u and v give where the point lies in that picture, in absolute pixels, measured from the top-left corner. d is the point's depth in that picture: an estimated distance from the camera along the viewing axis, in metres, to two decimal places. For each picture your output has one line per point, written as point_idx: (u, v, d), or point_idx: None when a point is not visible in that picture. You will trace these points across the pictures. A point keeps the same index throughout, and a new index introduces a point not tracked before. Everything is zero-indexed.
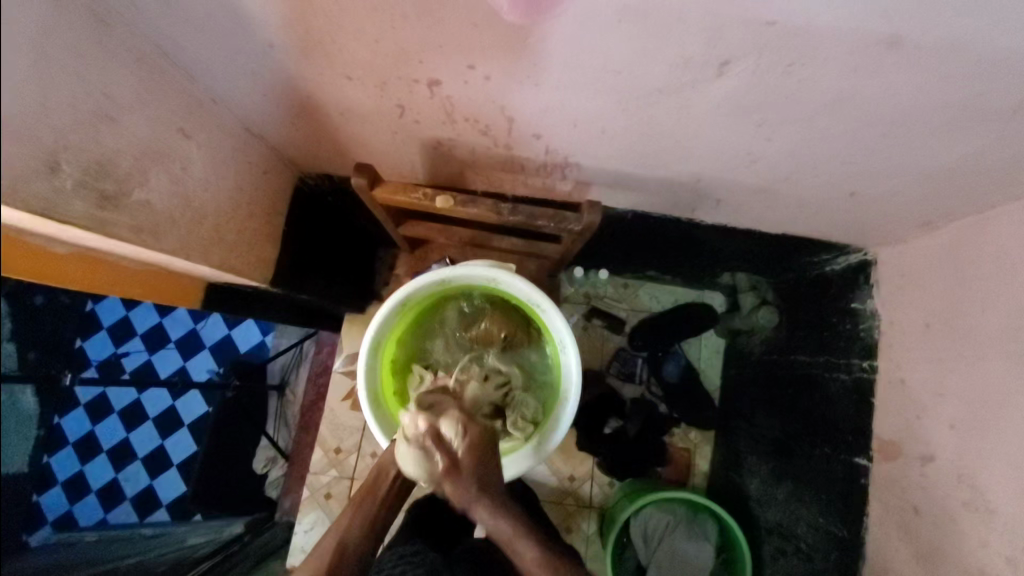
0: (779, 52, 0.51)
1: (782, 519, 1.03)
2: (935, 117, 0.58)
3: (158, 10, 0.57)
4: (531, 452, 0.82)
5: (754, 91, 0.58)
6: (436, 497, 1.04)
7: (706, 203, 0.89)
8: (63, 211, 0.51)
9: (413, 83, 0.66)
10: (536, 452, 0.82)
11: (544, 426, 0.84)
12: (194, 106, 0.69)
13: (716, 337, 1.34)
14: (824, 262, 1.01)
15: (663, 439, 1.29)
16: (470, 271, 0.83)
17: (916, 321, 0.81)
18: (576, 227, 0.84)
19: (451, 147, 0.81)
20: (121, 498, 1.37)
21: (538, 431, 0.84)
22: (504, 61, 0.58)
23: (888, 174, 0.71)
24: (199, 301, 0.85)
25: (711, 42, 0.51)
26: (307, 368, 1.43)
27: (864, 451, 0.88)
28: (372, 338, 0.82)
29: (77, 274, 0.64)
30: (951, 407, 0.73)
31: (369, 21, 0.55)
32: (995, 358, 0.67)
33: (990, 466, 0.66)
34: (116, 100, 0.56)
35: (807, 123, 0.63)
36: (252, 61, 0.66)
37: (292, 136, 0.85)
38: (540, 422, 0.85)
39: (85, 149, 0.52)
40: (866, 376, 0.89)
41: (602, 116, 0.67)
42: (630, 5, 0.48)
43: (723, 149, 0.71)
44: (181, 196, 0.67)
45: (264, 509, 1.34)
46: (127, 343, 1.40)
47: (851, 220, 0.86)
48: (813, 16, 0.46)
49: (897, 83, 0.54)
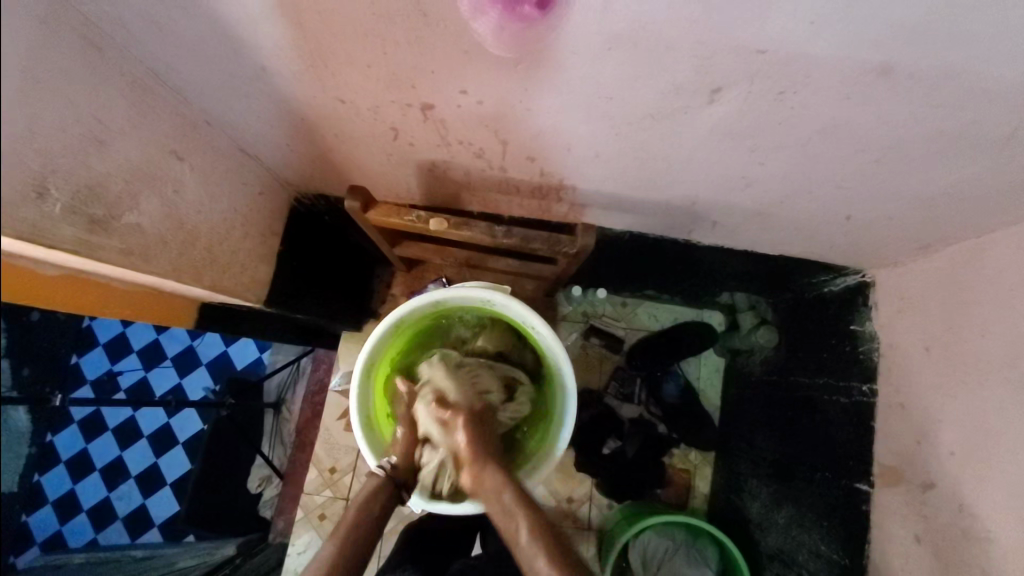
0: (770, 79, 0.51)
1: (783, 545, 1.01)
2: (926, 145, 0.58)
3: (152, 34, 0.58)
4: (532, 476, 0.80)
5: (748, 117, 0.58)
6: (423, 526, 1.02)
7: (702, 224, 0.89)
8: (52, 237, 0.50)
9: (406, 107, 0.66)
10: (552, 455, 0.80)
11: (557, 433, 0.82)
12: (188, 129, 0.70)
13: (716, 357, 1.33)
14: (822, 283, 1.00)
15: (663, 460, 1.27)
16: (462, 292, 0.82)
17: (916, 344, 0.80)
18: (570, 250, 0.84)
19: (446, 168, 0.81)
20: (111, 518, 1.36)
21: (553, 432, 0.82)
22: (494, 88, 0.59)
23: (883, 199, 0.71)
24: (192, 321, 0.84)
25: (703, 69, 0.51)
26: (303, 387, 1.41)
27: (865, 477, 0.87)
28: (364, 363, 0.80)
29: (66, 296, 0.63)
30: (952, 434, 0.72)
31: (361, 47, 0.55)
32: (993, 385, 0.66)
33: (990, 495, 0.65)
34: (107, 124, 0.56)
35: (799, 149, 0.62)
36: (246, 83, 0.66)
37: (287, 158, 0.85)
38: (551, 425, 0.84)
39: (73, 173, 0.52)
40: (866, 400, 0.88)
41: (596, 141, 0.67)
42: (620, 34, 0.48)
43: (716, 174, 0.71)
44: (174, 218, 0.67)
45: (257, 531, 1.32)
46: (124, 360, 1.40)
47: (849, 243, 0.85)
48: (803, 44, 0.46)
49: (887, 110, 0.54)
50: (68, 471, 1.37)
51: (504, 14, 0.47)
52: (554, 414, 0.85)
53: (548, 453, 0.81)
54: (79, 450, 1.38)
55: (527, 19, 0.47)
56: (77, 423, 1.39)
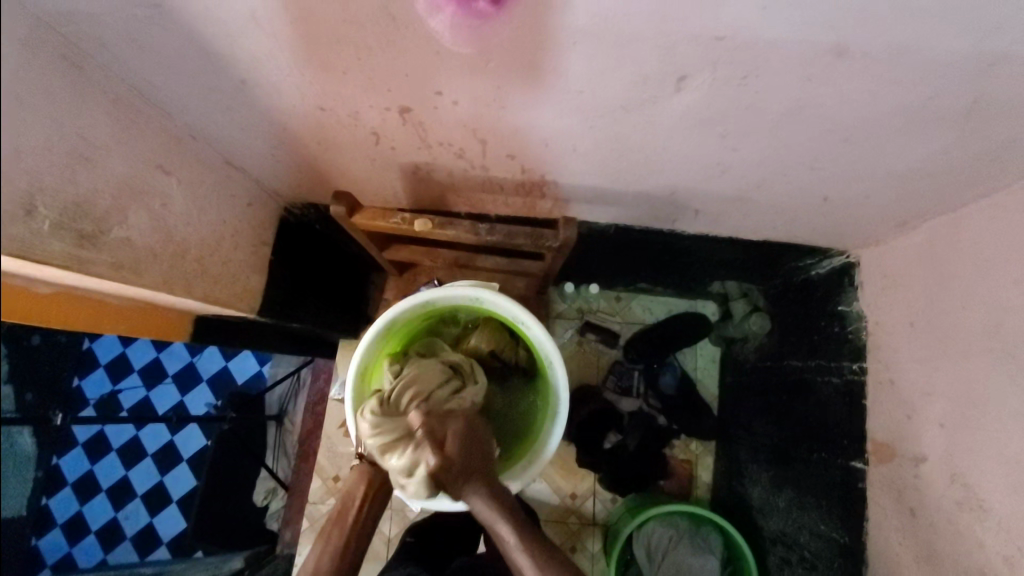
0: (732, 65, 0.53)
1: (785, 528, 1.02)
2: (893, 121, 0.59)
3: (134, 54, 0.59)
4: (520, 476, 0.81)
5: (715, 104, 0.59)
6: (423, 529, 1.05)
7: (685, 214, 0.90)
8: (41, 252, 0.52)
9: (385, 111, 0.67)
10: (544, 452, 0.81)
11: (548, 431, 0.83)
12: (173, 144, 0.71)
13: (711, 346, 1.34)
14: (809, 266, 1.01)
15: (664, 451, 1.28)
16: (451, 292, 0.84)
17: (900, 320, 0.81)
18: (554, 244, 0.85)
19: (429, 171, 0.83)
20: (121, 538, 1.37)
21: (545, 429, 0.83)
22: (469, 87, 0.60)
23: (858, 178, 0.72)
24: (186, 334, 0.85)
25: (666, 58, 0.53)
26: (303, 398, 1.41)
27: (860, 455, 0.87)
28: (358, 368, 0.81)
29: (60, 313, 0.64)
30: (939, 406, 0.73)
31: (336, 53, 0.57)
32: (976, 355, 0.67)
33: (980, 464, 0.66)
34: (91, 141, 0.57)
35: (771, 132, 0.64)
36: (227, 96, 0.67)
37: (273, 168, 0.87)
38: (544, 421, 0.85)
39: (62, 191, 0.53)
40: (856, 378, 0.89)
41: (572, 135, 0.68)
42: (582, 27, 0.49)
43: (693, 162, 0.72)
44: (163, 231, 0.68)
45: (265, 543, 1.33)
46: (125, 379, 1.41)
47: (830, 224, 0.86)
48: (760, 29, 0.48)
49: (852, 89, 0.55)
50: (76, 492, 1.38)
51: (461, 12, 0.49)
52: (545, 414, 0.86)
53: (540, 451, 0.82)
54: (84, 472, 1.40)
55: (484, 16, 0.48)
56: (83, 444, 1.40)
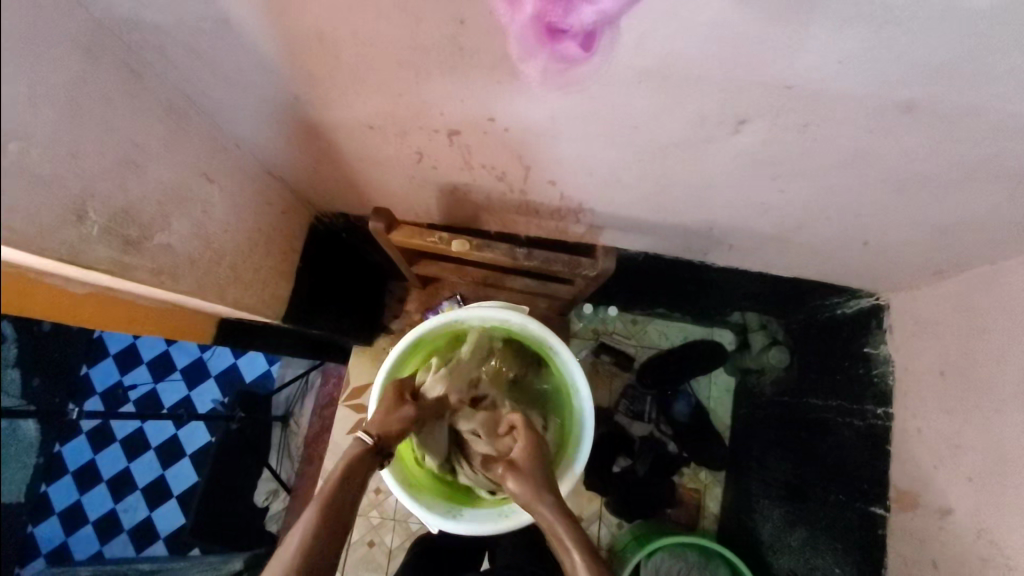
0: (796, 113, 0.53)
1: (795, 568, 1.00)
2: (948, 174, 0.58)
3: (190, 63, 0.59)
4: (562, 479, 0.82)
5: (770, 147, 0.59)
6: (429, 546, 1.03)
7: (718, 248, 0.90)
8: (87, 258, 0.51)
9: (433, 133, 0.67)
10: (581, 442, 0.83)
11: (575, 451, 0.83)
12: (218, 151, 0.71)
13: (726, 376, 1.33)
14: (835, 305, 1.01)
15: (673, 479, 1.27)
16: (482, 311, 0.84)
17: (932, 369, 0.80)
18: (589, 273, 0.85)
19: (467, 191, 0.83)
20: (118, 530, 1.36)
21: (575, 422, 0.85)
22: (521, 115, 0.60)
23: (899, 226, 0.72)
24: (209, 338, 0.84)
25: (729, 103, 0.53)
26: (312, 400, 1.38)
27: (881, 502, 0.86)
28: (384, 379, 0.83)
29: (96, 314, 0.64)
30: (969, 459, 0.72)
31: (394, 77, 0.57)
32: (1010, 412, 0.66)
33: (1007, 524, 0.65)
34: (144, 148, 0.57)
35: (820, 177, 0.63)
36: (276, 108, 0.67)
37: (309, 177, 0.87)
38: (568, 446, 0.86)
39: (112, 197, 0.53)
40: (880, 423, 0.88)
41: (618, 166, 0.68)
42: (650, 69, 0.49)
43: (736, 199, 0.72)
44: (203, 239, 0.67)
45: (264, 544, 1.27)
46: (134, 371, 1.40)
47: (865, 268, 0.86)
48: (831, 82, 0.48)
49: (909, 143, 0.55)
50: (76, 482, 1.36)
51: (552, 59, 0.49)
52: (573, 425, 0.86)
53: (570, 464, 0.83)
54: (86, 460, 1.38)
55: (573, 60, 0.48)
56: (86, 433, 1.39)
